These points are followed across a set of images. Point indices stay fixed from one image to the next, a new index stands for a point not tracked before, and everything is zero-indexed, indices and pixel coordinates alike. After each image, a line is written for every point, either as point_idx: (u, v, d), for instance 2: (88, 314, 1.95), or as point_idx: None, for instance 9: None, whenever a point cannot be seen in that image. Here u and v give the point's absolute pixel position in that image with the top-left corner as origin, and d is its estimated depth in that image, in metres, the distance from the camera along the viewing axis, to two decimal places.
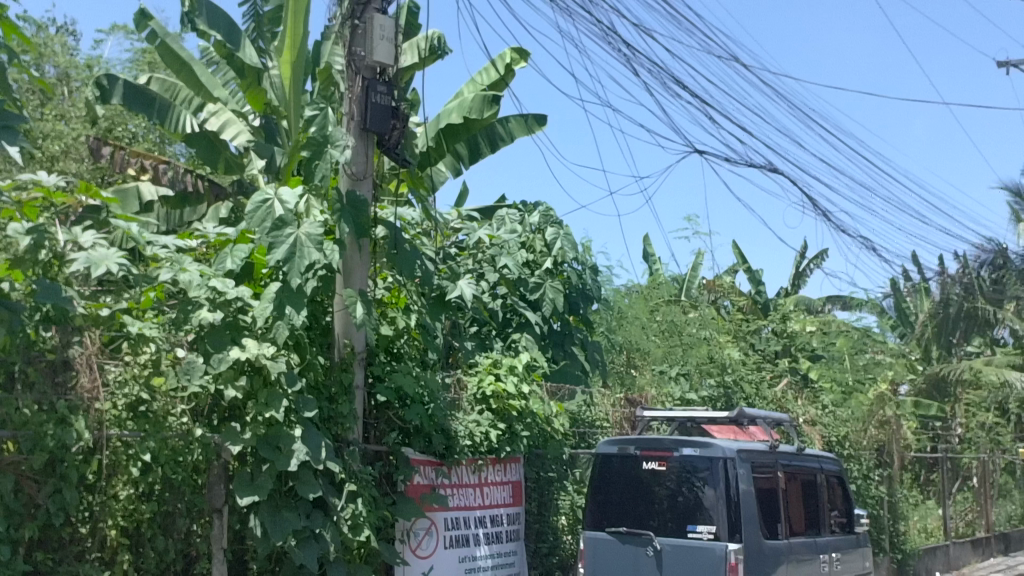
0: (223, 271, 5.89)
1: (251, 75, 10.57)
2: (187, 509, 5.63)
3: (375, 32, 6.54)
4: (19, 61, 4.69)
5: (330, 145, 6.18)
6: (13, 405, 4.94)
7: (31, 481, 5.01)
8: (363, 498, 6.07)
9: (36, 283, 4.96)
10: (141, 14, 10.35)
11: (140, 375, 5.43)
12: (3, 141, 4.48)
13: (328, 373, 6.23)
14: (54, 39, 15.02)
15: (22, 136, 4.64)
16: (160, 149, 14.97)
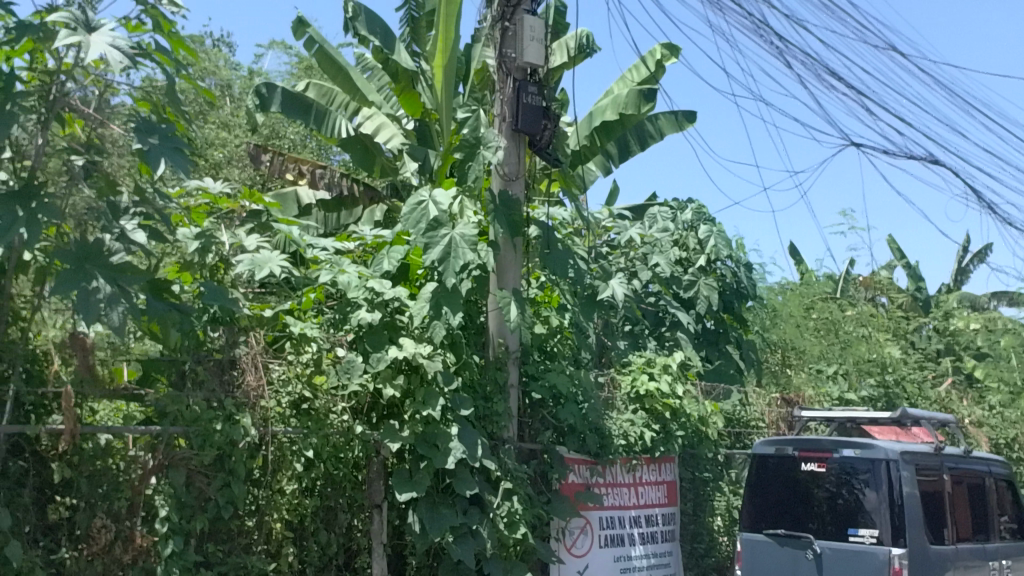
0: (380, 273, 6.01)
1: (406, 79, 10.96)
2: (348, 504, 5.83)
3: (525, 33, 6.60)
4: (187, 75, 4.85)
5: (482, 146, 6.25)
6: (184, 403, 5.14)
7: (201, 475, 5.23)
8: (519, 496, 6.07)
9: (203, 285, 5.16)
10: (300, 21, 10.63)
11: (303, 374, 5.57)
12: (180, 171, 4.60)
13: (483, 372, 6.28)
14: (217, 53, 15.56)
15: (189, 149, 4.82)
16: (316, 155, 15.39)
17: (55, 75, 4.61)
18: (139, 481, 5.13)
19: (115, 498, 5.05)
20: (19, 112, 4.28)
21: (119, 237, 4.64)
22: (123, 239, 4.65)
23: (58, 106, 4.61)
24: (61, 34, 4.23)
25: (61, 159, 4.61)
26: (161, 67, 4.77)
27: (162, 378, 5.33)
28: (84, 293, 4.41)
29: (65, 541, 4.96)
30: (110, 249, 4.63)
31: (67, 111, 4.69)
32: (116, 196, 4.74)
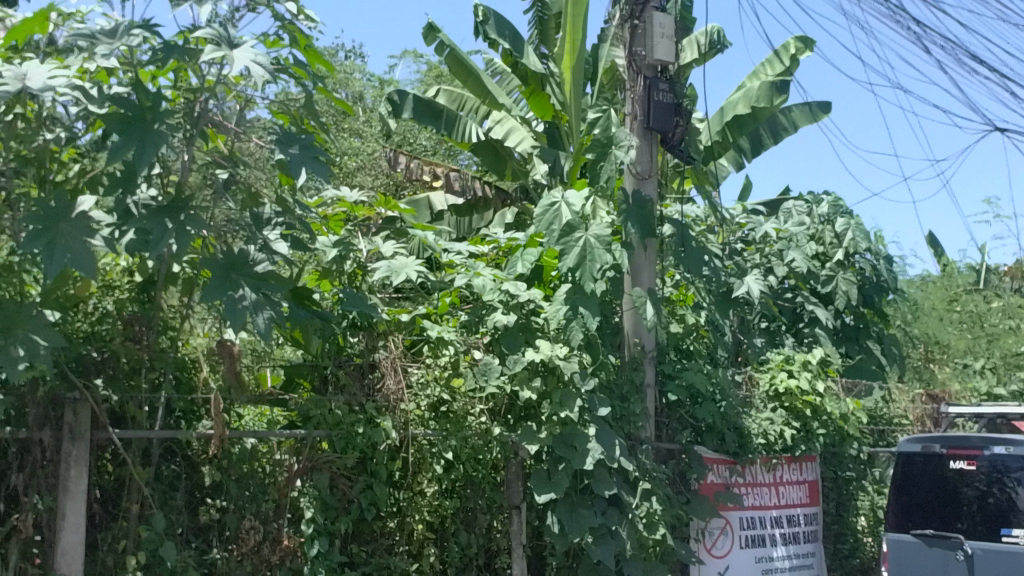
0: (514, 275, 6.04)
1: (535, 81, 11.03)
2: (487, 505, 5.81)
3: (655, 30, 6.53)
4: (325, 88, 4.94)
5: (614, 145, 6.27)
6: (326, 407, 5.31)
7: (344, 478, 5.41)
8: (658, 496, 6.00)
9: (343, 292, 5.29)
10: (430, 27, 10.77)
11: (441, 377, 5.62)
12: (321, 178, 4.69)
13: (619, 372, 6.25)
14: (351, 65, 15.89)
15: (327, 163, 4.88)
16: (446, 159, 15.55)
17: (199, 92, 4.73)
18: (284, 484, 5.31)
19: (262, 499, 5.22)
20: (168, 132, 4.41)
21: (262, 247, 4.84)
22: (266, 249, 4.85)
23: (203, 122, 4.74)
24: (207, 50, 4.35)
25: (204, 172, 4.79)
26: (298, 82, 4.87)
27: (304, 382, 5.55)
28: (231, 300, 4.53)
29: (216, 541, 5.11)
30: (255, 259, 4.83)
31: (209, 127, 4.81)
32: (259, 207, 4.94)
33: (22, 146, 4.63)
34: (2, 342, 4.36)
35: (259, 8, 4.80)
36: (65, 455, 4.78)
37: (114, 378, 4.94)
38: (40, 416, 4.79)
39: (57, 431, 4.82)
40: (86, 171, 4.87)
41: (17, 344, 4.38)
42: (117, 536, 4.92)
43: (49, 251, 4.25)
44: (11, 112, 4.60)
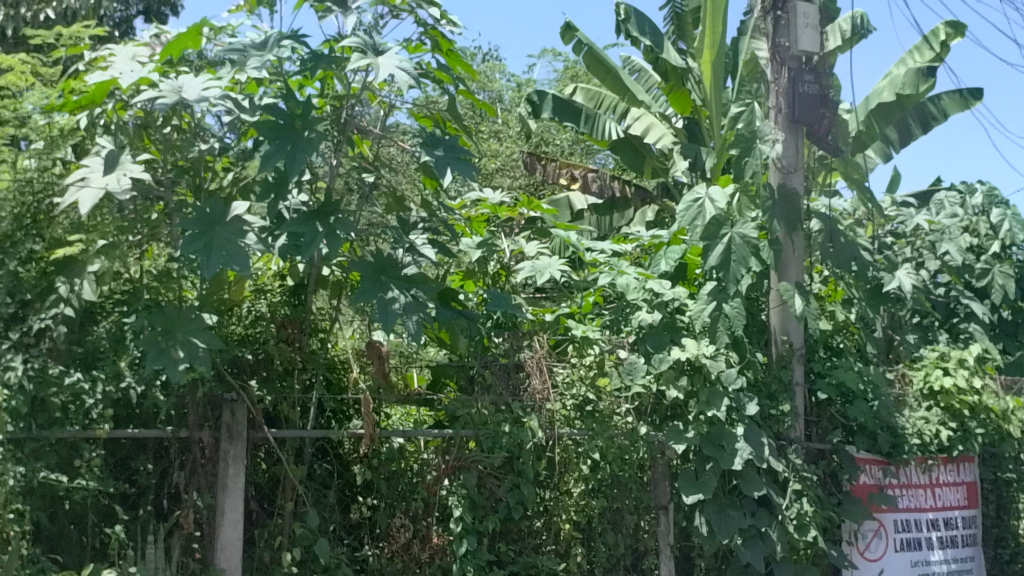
0: (657, 273, 5.99)
1: (675, 77, 10.87)
2: (635, 505, 5.71)
3: (799, 21, 6.45)
4: (466, 91, 4.97)
5: (758, 139, 6.19)
6: (473, 406, 5.38)
7: (492, 477, 5.39)
8: (809, 497, 5.87)
9: (487, 292, 5.35)
10: (568, 26, 10.78)
11: (586, 376, 5.60)
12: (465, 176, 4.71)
13: (767, 371, 6.15)
14: (491, 67, 16.03)
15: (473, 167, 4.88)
16: (584, 158, 15.53)
17: (346, 100, 4.83)
18: (433, 482, 5.35)
19: (412, 498, 5.33)
20: (318, 138, 4.52)
21: (408, 250, 4.87)
22: (411, 252, 4.89)
23: (349, 128, 4.85)
24: (354, 57, 4.41)
25: (351, 178, 4.96)
26: (441, 85, 4.91)
27: (451, 382, 5.57)
28: (382, 301, 4.60)
29: (367, 538, 5.33)
30: (403, 262, 4.87)
31: (355, 133, 4.92)
32: (404, 211, 5.03)
33: (180, 156, 4.86)
34: (164, 344, 4.54)
35: (403, 13, 4.86)
36: (222, 454, 4.97)
37: (268, 379, 5.13)
38: (199, 416, 4.98)
39: (215, 431, 5.00)
40: (239, 179, 5.00)
41: (177, 346, 4.55)
42: (273, 533, 5.09)
43: (206, 253, 4.39)
44: (169, 123, 4.84)
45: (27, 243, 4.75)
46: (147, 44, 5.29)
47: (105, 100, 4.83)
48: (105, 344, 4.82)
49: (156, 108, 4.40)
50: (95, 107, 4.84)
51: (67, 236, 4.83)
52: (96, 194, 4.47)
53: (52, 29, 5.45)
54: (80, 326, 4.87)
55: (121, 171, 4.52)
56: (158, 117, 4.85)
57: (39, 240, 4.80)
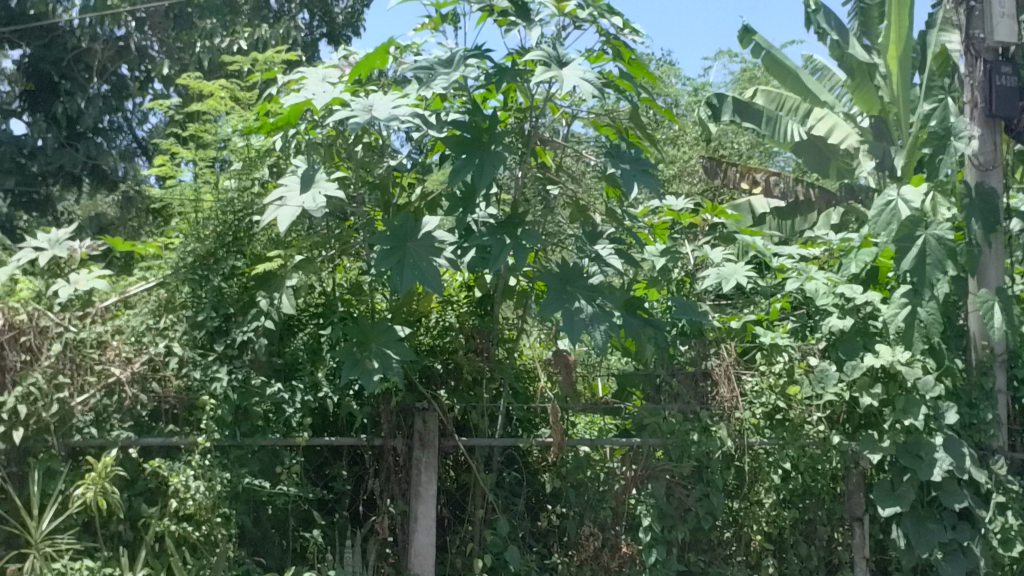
0: (848, 277, 5.83)
1: (862, 75, 10.52)
2: (828, 516, 5.59)
3: (994, 11, 6.05)
4: (648, 99, 4.96)
5: (953, 137, 6.25)
6: (661, 415, 5.36)
7: (681, 486, 5.36)
8: (1015, 510, 5.59)
9: (672, 300, 5.34)
10: (746, 29, 10.62)
11: (777, 384, 5.47)
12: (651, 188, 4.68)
13: (967, 378, 5.90)
14: (666, 72, 15.90)
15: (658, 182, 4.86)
16: (762, 160, 15.29)
17: (529, 113, 4.91)
18: (621, 491, 5.36)
19: (601, 507, 5.33)
20: (504, 151, 4.59)
21: (594, 260, 4.90)
22: (597, 262, 4.89)
23: (533, 140, 4.93)
24: (539, 70, 4.43)
25: (537, 188, 4.99)
26: (623, 94, 4.91)
27: (637, 391, 5.55)
28: (569, 312, 4.64)
29: (556, 546, 5.34)
30: (588, 272, 4.88)
31: (539, 145, 5.00)
32: (589, 221, 5.07)
33: (368, 173, 4.95)
34: (359, 355, 4.72)
35: (585, 24, 4.89)
36: (415, 461, 5.10)
37: (457, 390, 5.24)
38: (393, 425, 5.13)
39: (408, 439, 5.14)
40: (427, 194, 5.11)
41: (372, 357, 4.71)
42: (464, 539, 5.23)
43: (400, 268, 4.53)
44: (360, 142, 4.94)
45: (230, 259, 5.08)
46: (336, 66, 5.49)
47: (298, 121, 4.94)
48: (302, 355, 5.06)
49: (349, 126, 4.53)
50: (289, 128, 4.94)
51: (266, 252, 5.15)
52: (294, 213, 4.62)
53: (248, 56, 5.69)
54: (279, 339, 5.11)
55: (316, 190, 4.66)
56: (351, 135, 4.94)
57: (241, 255, 5.11)
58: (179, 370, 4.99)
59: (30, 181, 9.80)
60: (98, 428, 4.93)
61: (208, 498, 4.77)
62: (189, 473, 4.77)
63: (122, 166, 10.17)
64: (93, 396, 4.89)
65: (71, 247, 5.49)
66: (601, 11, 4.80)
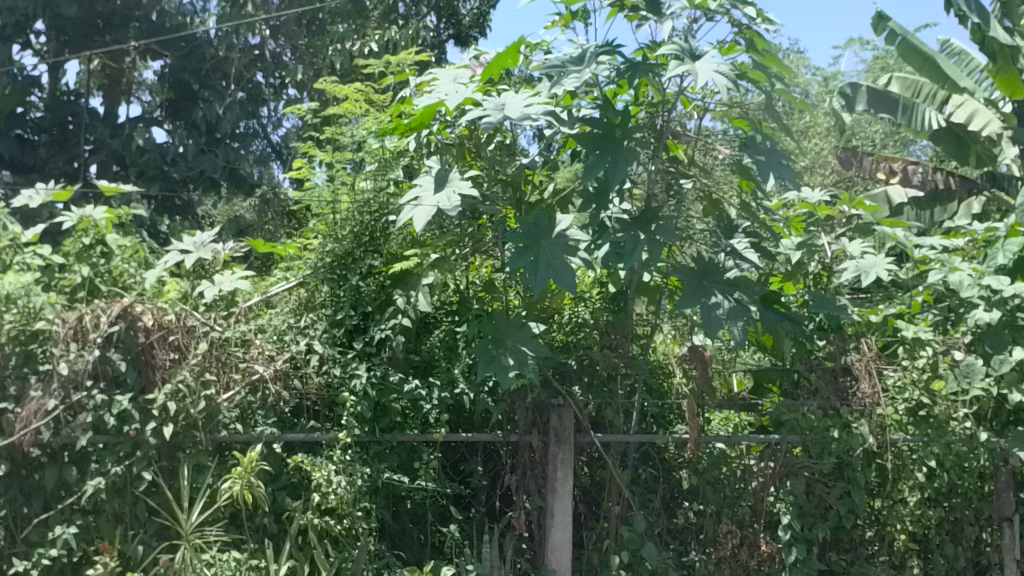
0: (995, 267, 5.56)
1: (1003, 57, 10.16)
2: (975, 516, 5.42)
3: None
4: (783, 90, 4.89)
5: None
6: (799, 411, 5.28)
7: (821, 484, 5.27)
8: None
9: (810, 295, 5.26)
10: (880, 16, 10.35)
11: (920, 379, 5.32)
12: (788, 181, 4.64)
13: None
14: (795, 63, 15.61)
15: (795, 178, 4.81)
16: (896, 150, 14.91)
17: (660, 107, 4.88)
18: (759, 488, 5.29)
19: (739, 504, 5.27)
20: (636, 146, 4.58)
21: (730, 255, 4.91)
22: (733, 256, 4.92)
23: (665, 134, 4.89)
24: (671, 65, 4.39)
25: (669, 183, 4.92)
26: (757, 86, 4.83)
27: (774, 387, 5.51)
28: (706, 307, 4.61)
29: (693, 543, 5.31)
30: (724, 266, 4.92)
31: (671, 139, 4.98)
32: (724, 214, 5.06)
33: (501, 171, 4.98)
34: (496, 352, 4.76)
35: (717, 15, 4.84)
36: (551, 457, 5.12)
37: (592, 386, 5.24)
38: (529, 420, 5.17)
39: (544, 435, 5.17)
40: (560, 191, 5.14)
41: (507, 354, 4.74)
42: (601, 536, 5.27)
43: (534, 265, 4.57)
44: (494, 142, 4.97)
45: (368, 259, 5.22)
46: (468, 66, 5.56)
47: (431, 122, 5.01)
48: (438, 352, 5.16)
49: (482, 126, 4.59)
50: (423, 130, 5.03)
51: (402, 251, 5.26)
52: (430, 212, 4.69)
53: (382, 59, 5.81)
54: (416, 336, 5.21)
55: (451, 189, 4.71)
56: (483, 135, 5.01)
57: (377, 255, 5.25)
58: (319, 368, 5.16)
59: (173, 187, 9.37)
60: (243, 424, 5.10)
61: (349, 492, 4.88)
62: (331, 468, 4.88)
63: (258, 170, 9.71)
64: (238, 393, 5.07)
65: (216, 249, 5.68)
66: (734, 1, 4.75)
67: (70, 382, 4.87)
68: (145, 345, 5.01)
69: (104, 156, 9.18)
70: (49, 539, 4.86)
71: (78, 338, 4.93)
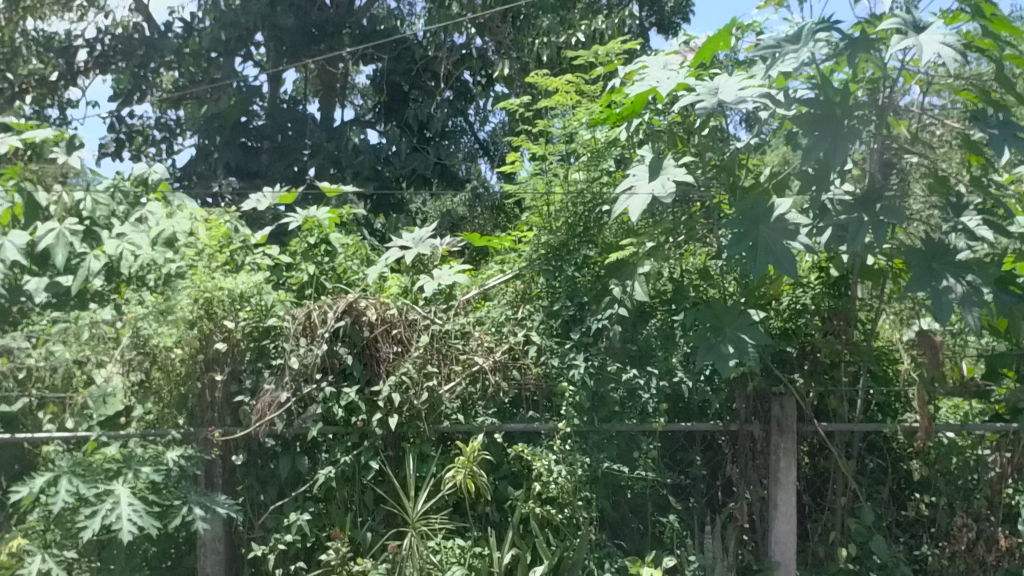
0: None
1: None
2: None
3: None
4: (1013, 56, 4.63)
5: None
6: None
7: None
8: None
9: None
10: None
11: None
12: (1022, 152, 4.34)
13: None
14: None
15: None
16: None
17: (881, 82, 4.65)
18: (996, 480, 5.02)
19: (974, 497, 5.02)
20: (858, 126, 4.47)
21: (961, 235, 4.66)
22: (965, 235, 4.67)
23: (887, 111, 4.70)
24: (897, 40, 4.25)
25: (892, 159, 4.78)
26: (985, 54, 4.59)
27: (1009, 372, 5.14)
28: (936, 292, 4.43)
29: (925, 537, 5.10)
30: (955, 248, 4.65)
31: (895, 117, 4.76)
32: (953, 191, 4.81)
33: (716, 156, 4.85)
34: (714, 340, 4.70)
35: None
36: (773, 447, 5.03)
37: (814, 372, 5.12)
38: (750, 409, 5.10)
39: (766, 424, 5.07)
40: (777, 174, 4.80)
41: (727, 342, 4.68)
42: (826, 527, 5.15)
43: (753, 251, 4.51)
44: (706, 126, 4.85)
45: (582, 249, 5.29)
46: (676, 52, 5.48)
47: (642, 110, 4.97)
48: (656, 341, 5.11)
49: (696, 112, 4.53)
50: (633, 118, 4.98)
51: (617, 241, 5.20)
52: (644, 202, 4.68)
53: (590, 50, 5.83)
54: (633, 325, 5.17)
55: (665, 177, 4.65)
56: (695, 121, 4.91)
57: (592, 246, 5.30)
58: (537, 358, 5.22)
59: (387, 185, 9.59)
60: (464, 414, 5.25)
61: (570, 482, 4.95)
62: (552, 457, 4.98)
63: (466, 166, 9.85)
64: (458, 384, 5.19)
65: (433, 245, 5.84)
66: None
67: (300, 375, 5.09)
68: (369, 338, 5.21)
69: (323, 159, 9.47)
70: (285, 526, 5.08)
71: (307, 333, 5.15)
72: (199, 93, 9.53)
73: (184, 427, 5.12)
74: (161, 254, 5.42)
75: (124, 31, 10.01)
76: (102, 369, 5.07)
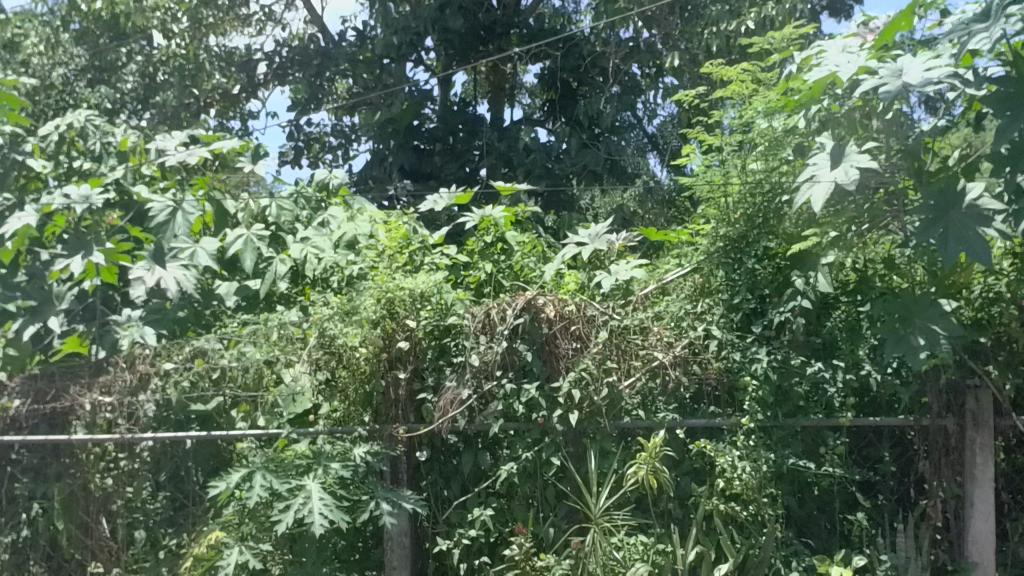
0: None
1: None
2: None
3: None
4: None
5: None
6: None
7: None
8: None
9: None
10: None
11: None
12: None
13: None
14: None
15: None
16: None
17: None
18: None
19: None
20: None
21: None
22: None
23: None
24: None
25: None
26: None
27: None
28: None
29: None
30: None
31: None
32: None
33: (900, 141, 4.70)
34: (904, 332, 4.57)
35: None
36: (968, 442, 4.94)
37: (1010, 363, 4.94)
38: (942, 404, 5.00)
39: (960, 418, 4.99)
40: (965, 156, 4.72)
41: (917, 334, 4.52)
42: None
43: (944, 239, 4.33)
44: (890, 110, 4.66)
45: (762, 241, 5.17)
46: (856, 35, 5.30)
47: (821, 96, 4.81)
48: (841, 334, 5.03)
49: (880, 96, 4.39)
50: (812, 104, 4.83)
51: (797, 232, 5.09)
52: (828, 189, 4.53)
53: (767, 36, 5.70)
54: (817, 318, 5.11)
55: (849, 163, 4.52)
56: (878, 104, 4.70)
57: (772, 237, 5.18)
58: (719, 352, 5.15)
59: (557, 183, 9.49)
60: (645, 410, 5.18)
61: (754, 478, 4.85)
62: (735, 453, 4.87)
63: (635, 162, 9.91)
64: (638, 379, 5.17)
65: (610, 240, 5.82)
66: None
67: (481, 372, 5.15)
68: (548, 334, 5.24)
69: (496, 158, 9.57)
70: (468, 520, 5.16)
71: (487, 331, 5.21)
72: (375, 99, 9.77)
73: (370, 424, 5.23)
74: (343, 257, 5.59)
75: (300, 44, 10.37)
76: (292, 368, 5.27)
